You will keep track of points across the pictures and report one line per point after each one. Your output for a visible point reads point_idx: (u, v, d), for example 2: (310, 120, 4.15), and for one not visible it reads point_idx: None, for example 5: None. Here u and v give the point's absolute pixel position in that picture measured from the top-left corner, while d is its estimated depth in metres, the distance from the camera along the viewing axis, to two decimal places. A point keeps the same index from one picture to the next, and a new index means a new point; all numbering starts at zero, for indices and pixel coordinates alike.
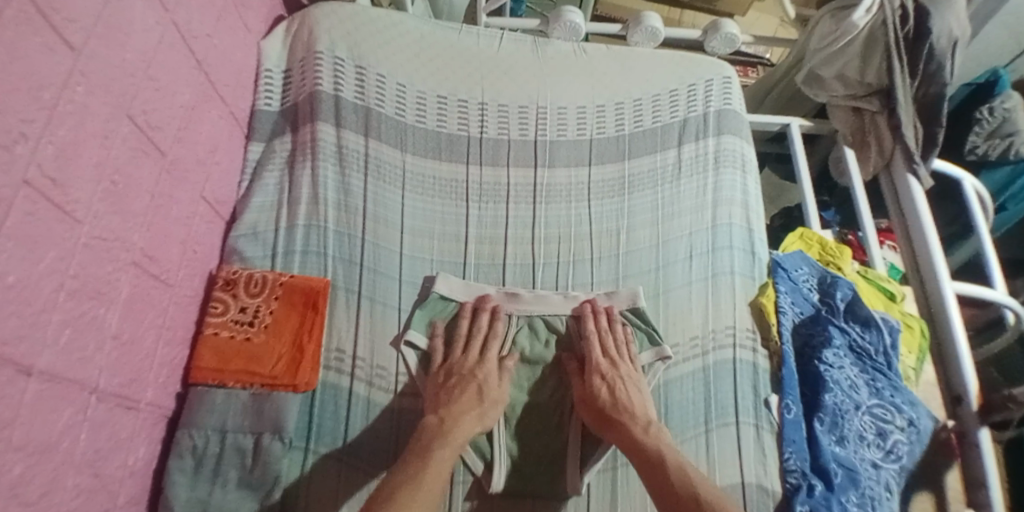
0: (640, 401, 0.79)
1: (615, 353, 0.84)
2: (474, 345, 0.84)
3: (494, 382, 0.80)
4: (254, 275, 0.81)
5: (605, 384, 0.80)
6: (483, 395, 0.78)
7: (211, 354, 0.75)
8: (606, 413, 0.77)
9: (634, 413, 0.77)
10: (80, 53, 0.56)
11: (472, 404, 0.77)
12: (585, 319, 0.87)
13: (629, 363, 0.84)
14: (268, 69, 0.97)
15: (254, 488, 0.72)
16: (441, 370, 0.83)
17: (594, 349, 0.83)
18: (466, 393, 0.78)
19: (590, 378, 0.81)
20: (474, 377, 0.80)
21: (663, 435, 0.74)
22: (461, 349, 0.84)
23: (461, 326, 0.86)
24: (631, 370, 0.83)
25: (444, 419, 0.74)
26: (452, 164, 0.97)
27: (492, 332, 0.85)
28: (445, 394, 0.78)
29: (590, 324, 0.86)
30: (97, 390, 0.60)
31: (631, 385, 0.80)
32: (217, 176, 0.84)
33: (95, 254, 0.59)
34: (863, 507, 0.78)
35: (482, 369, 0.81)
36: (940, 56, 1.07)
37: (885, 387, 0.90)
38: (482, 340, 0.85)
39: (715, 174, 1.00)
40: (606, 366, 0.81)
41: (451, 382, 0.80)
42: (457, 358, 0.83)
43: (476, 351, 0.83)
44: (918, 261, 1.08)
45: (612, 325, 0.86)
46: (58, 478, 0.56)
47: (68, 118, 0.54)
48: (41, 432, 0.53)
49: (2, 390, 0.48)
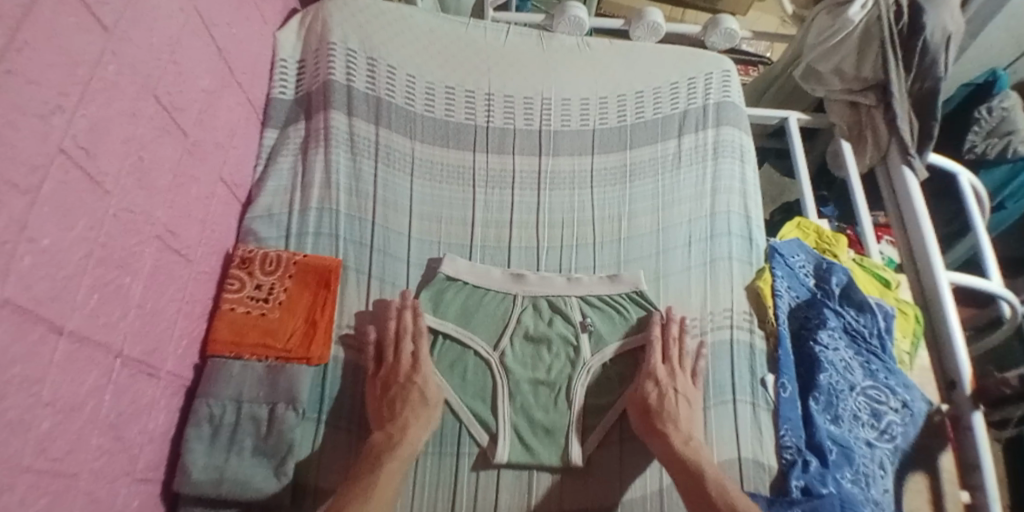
0: (687, 413, 0.79)
1: (676, 362, 0.83)
2: (405, 345, 0.81)
3: (432, 384, 0.79)
4: (269, 254, 0.84)
5: (657, 390, 0.80)
6: (426, 399, 0.77)
7: (227, 327, 0.79)
8: (652, 419, 0.78)
9: (678, 424, 0.77)
10: (112, 33, 0.59)
11: (416, 412, 0.76)
12: (651, 325, 0.87)
13: (687, 374, 0.83)
14: (283, 59, 1.01)
15: (268, 455, 0.74)
16: (377, 380, 0.80)
17: (655, 354, 0.83)
18: (408, 403, 0.76)
19: (645, 382, 0.81)
20: (413, 384, 0.78)
21: (702, 450, 0.74)
22: (392, 352, 0.81)
23: (387, 328, 0.82)
24: (688, 383, 0.82)
25: (392, 434, 0.74)
26: (460, 151, 1.00)
27: (418, 331, 0.82)
28: (388, 409, 0.76)
29: (657, 330, 0.86)
30: (121, 355, 0.63)
31: (682, 396, 0.80)
32: (234, 160, 0.88)
33: (122, 226, 0.62)
34: (857, 483, 0.82)
35: (419, 374, 0.79)
36: (934, 50, 1.10)
37: (879, 369, 0.92)
38: (408, 340, 0.81)
39: (714, 163, 1.03)
40: (662, 374, 0.82)
41: (391, 394, 0.78)
42: (388, 362, 0.80)
43: (408, 352, 0.81)
44: (914, 251, 1.10)
45: (681, 334, 0.86)
46: (83, 437, 0.58)
47: (100, 95, 0.57)
48: (69, 391, 0.56)
49: (35, 347, 0.51)
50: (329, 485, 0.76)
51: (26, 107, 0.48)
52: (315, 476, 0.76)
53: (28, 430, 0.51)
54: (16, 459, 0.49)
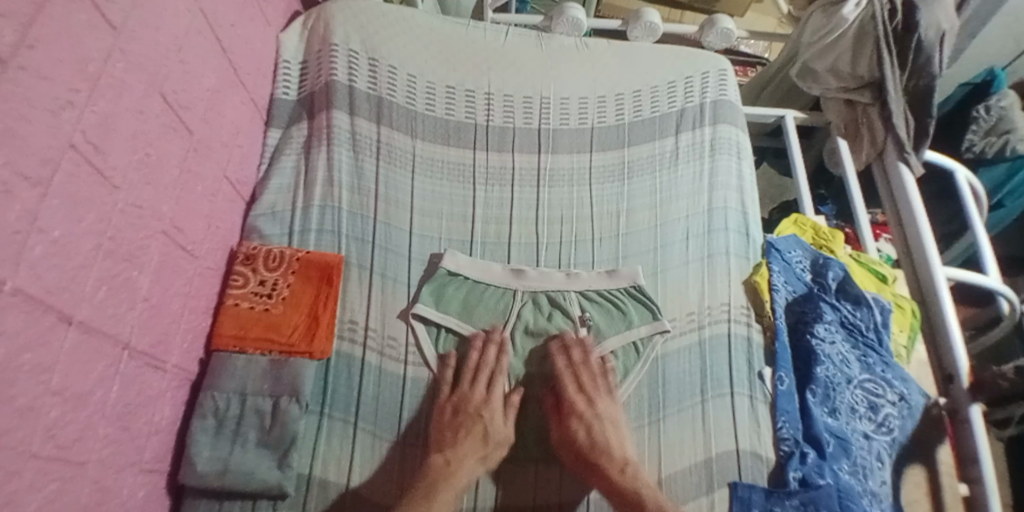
0: (617, 439, 0.79)
1: (591, 389, 0.82)
2: (481, 379, 0.82)
3: (498, 421, 0.79)
4: (273, 250, 0.86)
5: (582, 425, 0.79)
6: (488, 436, 0.78)
7: (231, 321, 0.80)
8: (584, 455, 0.77)
9: (612, 454, 0.77)
10: (120, 32, 0.61)
11: (476, 447, 0.77)
12: (554, 355, 0.86)
13: (606, 399, 0.83)
14: (286, 60, 1.03)
15: (272, 447, 0.75)
16: (449, 403, 0.81)
17: (569, 384, 0.83)
18: (471, 435, 0.77)
19: (567, 419, 0.80)
20: (481, 417, 0.79)
21: (639, 474, 0.75)
22: (468, 383, 0.82)
23: (470, 357, 0.85)
24: (609, 407, 0.82)
25: (449, 461, 0.75)
26: (461, 149, 1.02)
27: (498, 367, 0.84)
28: (450, 435, 0.78)
29: (562, 360, 0.85)
30: (128, 346, 0.64)
31: (606, 422, 0.80)
32: (238, 158, 0.89)
33: (129, 219, 0.63)
34: (855, 475, 0.83)
35: (488, 410, 0.80)
36: (928, 48, 1.11)
37: (876, 362, 0.93)
38: (488, 373, 0.83)
39: (711, 160, 1.04)
40: (583, 406, 0.81)
41: (456, 421, 0.79)
42: (464, 392, 0.82)
43: (483, 386, 0.82)
44: (910, 247, 1.11)
45: (585, 358, 0.86)
46: (91, 426, 0.59)
47: (108, 91, 0.59)
48: (78, 380, 0.57)
49: (46, 336, 0.52)
50: (334, 479, 0.76)
51: (38, 102, 0.50)
52: (320, 470, 0.77)
53: (37, 417, 0.52)
54: (25, 445, 0.50)
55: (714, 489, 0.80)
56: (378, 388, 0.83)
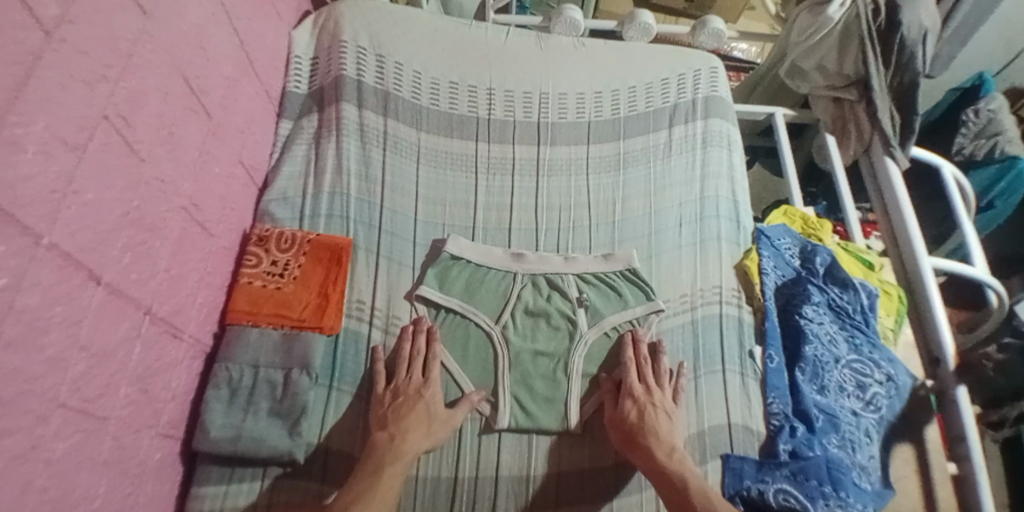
0: (667, 426, 0.80)
1: (652, 380, 0.85)
2: (416, 366, 0.84)
3: (438, 403, 0.82)
4: (284, 233, 0.90)
5: (635, 406, 0.81)
6: (430, 414, 0.80)
7: (245, 299, 0.84)
8: (632, 435, 0.79)
9: (660, 436, 0.79)
10: (149, 16, 0.66)
11: (419, 423, 0.78)
12: (626, 345, 0.89)
13: (664, 391, 0.85)
14: (298, 55, 1.09)
15: (283, 416, 0.79)
16: (387, 390, 0.82)
17: (630, 373, 0.85)
18: (414, 412, 0.79)
19: (624, 401, 0.83)
20: (421, 398, 0.81)
21: (685, 461, 0.77)
22: (404, 371, 0.84)
23: (403, 348, 0.86)
24: (665, 399, 0.84)
25: (394, 436, 0.76)
26: (463, 141, 1.07)
27: (431, 354, 0.86)
28: (392, 414, 0.79)
29: (630, 352, 0.88)
30: (149, 312, 0.68)
31: (661, 413, 0.82)
32: (252, 146, 0.94)
33: (153, 192, 0.68)
34: (843, 448, 0.86)
35: (429, 390, 0.82)
36: (911, 46, 1.16)
37: (863, 343, 0.97)
38: (422, 361, 0.85)
39: (703, 152, 1.09)
40: (640, 392, 0.83)
41: (396, 404, 0.80)
42: (400, 379, 0.83)
43: (419, 373, 0.84)
44: (897, 237, 1.15)
45: (654, 354, 0.88)
46: (113, 384, 0.63)
47: (137, 70, 0.64)
48: (104, 338, 0.61)
49: (76, 292, 0.56)
50: (339, 446, 0.80)
51: (76, 73, 0.54)
52: (327, 439, 0.80)
53: (66, 368, 0.56)
54: (53, 394, 0.54)
55: (706, 462, 0.84)
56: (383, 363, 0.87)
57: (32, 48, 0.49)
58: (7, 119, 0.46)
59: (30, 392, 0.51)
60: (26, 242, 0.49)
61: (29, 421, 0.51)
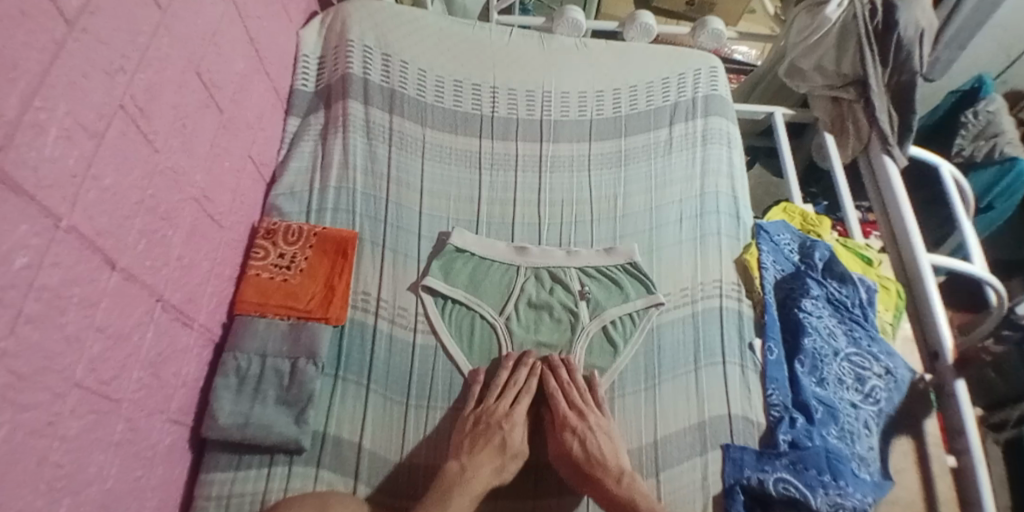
0: (612, 451, 0.80)
1: (581, 403, 0.83)
2: (508, 394, 0.84)
3: (518, 436, 0.81)
4: (292, 226, 0.92)
5: (576, 438, 0.80)
6: (506, 447, 0.79)
7: (253, 290, 0.86)
8: (582, 467, 0.78)
9: (607, 464, 0.78)
10: (166, 11, 0.68)
11: (491, 457, 0.78)
12: (542, 376, 0.87)
13: (597, 411, 0.84)
14: (305, 55, 1.11)
15: (290, 405, 0.80)
16: (472, 414, 0.83)
17: (559, 401, 0.84)
18: (490, 445, 0.78)
19: (562, 434, 0.81)
20: (501, 429, 0.80)
21: (635, 485, 0.76)
22: (494, 398, 0.84)
23: (501, 376, 0.86)
24: (600, 419, 0.83)
25: (465, 467, 0.76)
26: (468, 138, 1.08)
27: (526, 386, 0.85)
28: (469, 443, 0.79)
29: (551, 382, 0.86)
30: (161, 299, 0.70)
31: (601, 434, 0.81)
32: (261, 141, 0.96)
33: (167, 182, 0.70)
34: (843, 439, 0.87)
35: (509, 421, 0.81)
36: (908, 45, 1.18)
37: (862, 336, 0.98)
38: (515, 391, 0.84)
39: (703, 149, 1.10)
40: (575, 420, 0.82)
41: (477, 430, 0.80)
42: (489, 404, 0.83)
43: (509, 401, 0.83)
44: (895, 233, 1.17)
45: (572, 376, 0.87)
46: (127, 367, 0.65)
47: (154, 63, 0.66)
48: (119, 320, 0.63)
49: (93, 274, 0.58)
50: (346, 435, 0.81)
51: (96, 62, 0.56)
52: (335, 427, 0.81)
53: (82, 348, 0.57)
54: (69, 372, 0.56)
55: (707, 452, 0.85)
56: (389, 353, 0.88)
57: (56, 36, 0.51)
58: (31, 104, 0.48)
59: (47, 369, 0.53)
60: (47, 223, 0.51)
61: (46, 398, 0.53)
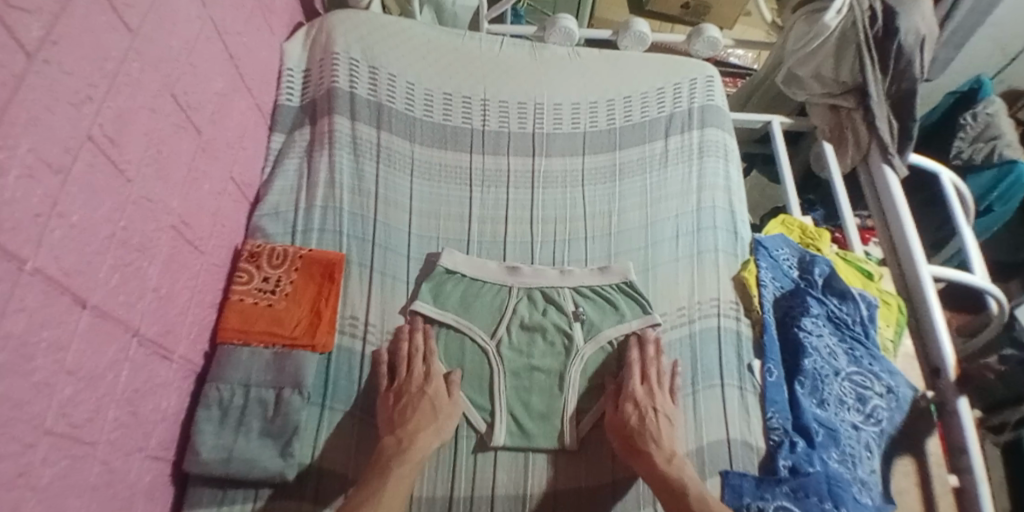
0: (668, 432, 0.80)
1: (654, 381, 0.85)
2: (417, 363, 0.84)
3: (444, 396, 0.82)
4: (276, 248, 0.89)
5: (636, 411, 0.81)
6: (437, 409, 0.80)
7: (236, 317, 0.83)
8: (632, 440, 0.79)
9: (660, 442, 0.78)
10: (136, 34, 0.65)
11: (427, 419, 0.79)
12: (630, 347, 0.89)
13: (665, 393, 0.85)
14: (289, 68, 1.08)
15: (274, 437, 0.78)
16: (390, 392, 0.82)
17: (633, 376, 0.85)
18: (419, 410, 0.79)
19: (624, 405, 0.82)
20: (425, 394, 0.81)
21: (685, 466, 0.76)
22: (405, 370, 0.84)
23: (401, 348, 0.86)
24: (666, 402, 0.84)
25: (401, 439, 0.76)
26: (457, 153, 1.06)
27: (428, 351, 0.86)
28: (399, 414, 0.79)
29: (635, 352, 0.88)
30: (137, 334, 0.67)
31: (662, 415, 0.81)
32: (243, 160, 0.93)
33: (141, 212, 0.67)
34: (843, 463, 0.85)
35: (431, 386, 0.82)
36: (908, 52, 1.15)
37: (863, 355, 0.96)
38: (421, 359, 0.85)
39: (700, 162, 1.08)
40: (641, 395, 0.82)
41: (401, 404, 0.80)
42: (403, 378, 0.83)
43: (420, 368, 0.84)
44: (896, 246, 1.14)
45: (656, 354, 0.88)
46: (101, 407, 0.62)
47: (124, 89, 0.63)
48: (91, 361, 0.60)
49: (62, 316, 0.55)
50: (333, 468, 0.78)
51: (61, 93, 0.53)
52: (321, 460, 0.79)
53: (52, 393, 0.54)
54: (39, 420, 0.53)
55: (705, 477, 0.82)
56: (378, 381, 0.85)
57: (16, 70, 0.48)
58: None
59: (17, 419, 0.50)
60: (11, 267, 0.48)
61: (16, 449, 0.50)
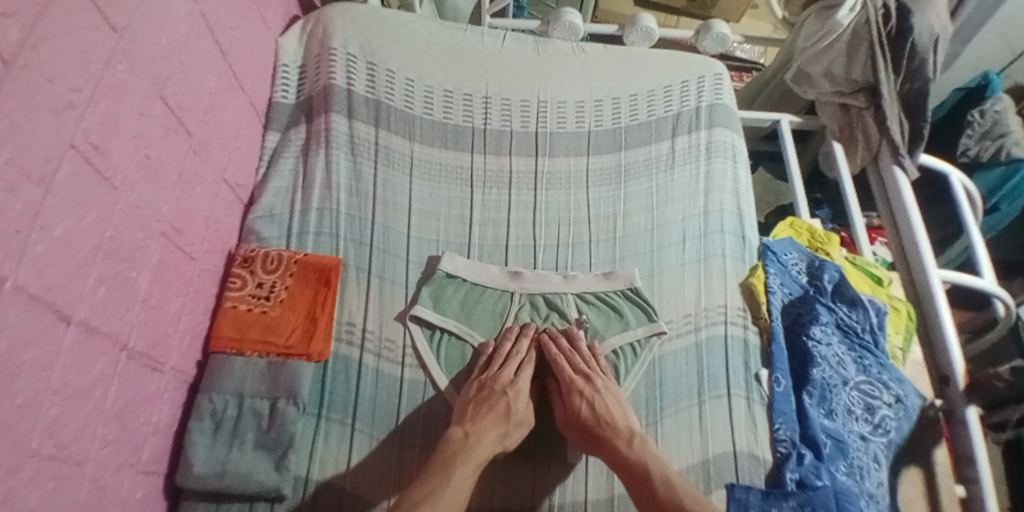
0: (619, 411, 0.79)
1: (587, 369, 0.83)
2: (511, 364, 0.83)
3: (521, 402, 0.80)
4: (270, 253, 0.86)
5: (585, 401, 0.80)
6: (510, 414, 0.77)
7: (230, 324, 0.81)
8: (590, 429, 0.78)
9: (615, 425, 0.77)
10: (122, 34, 0.61)
11: (495, 423, 0.76)
12: (544, 346, 0.88)
13: (605, 376, 0.84)
14: (285, 64, 1.04)
15: (269, 449, 0.75)
16: (475, 382, 0.82)
17: (564, 368, 0.83)
18: (494, 410, 0.77)
19: (571, 399, 0.81)
20: (504, 395, 0.79)
21: (647, 445, 0.75)
22: (497, 367, 0.83)
23: (505, 345, 0.86)
24: (607, 382, 0.83)
25: (469, 434, 0.74)
26: (459, 153, 1.03)
27: (527, 358, 0.85)
28: (473, 410, 0.77)
29: (553, 349, 0.86)
30: (126, 347, 0.64)
31: (609, 397, 0.81)
32: (237, 161, 0.90)
33: (129, 219, 0.64)
34: (852, 476, 0.83)
35: (514, 388, 0.80)
36: (922, 52, 1.12)
37: (872, 364, 0.94)
38: (518, 362, 0.84)
39: (707, 163, 1.05)
40: (581, 384, 0.81)
41: (481, 396, 0.79)
42: (492, 373, 0.82)
43: (512, 369, 0.82)
44: (905, 249, 1.12)
45: (574, 345, 0.87)
46: (89, 425, 0.59)
47: (110, 92, 0.59)
48: (77, 378, 0.57)
49: (46, 333, 0.52)
50: (332, 480, 0.76)
51: (41, 100, 0.50)
52: (319, 473, 0.76)
53: (37, 414, 0.52)
54: (25, 442, 0.50)
55: (711, 491, 0.80)
56: (376, 390, 0.83)
57: None
58: None
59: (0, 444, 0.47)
60: None
61: None
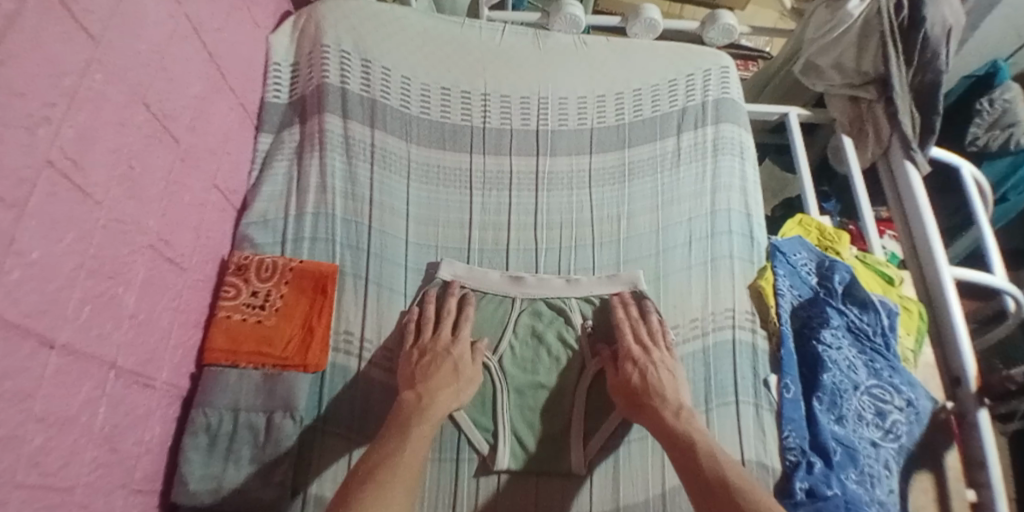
0: (672, 385, 0.78)
1: (648, 340, 0.83)
2: (446, 326, 0.84)
3: (467, 360, 0.80)
4: (265, 260, 0.83)
5: (637, 369, 0.79)
6: (458, 371, 0.79)
7: (223, 336, 0.78)
8: (637, 397, 0.77)
9: (665, 397, 0.76)
10: (98, 42, 0.58)
11: (449, 380, 0.77)
12: (614, 308, 0.88)
13: (662, 348, 0.83)
14: (276, 63, 1.01)
15: (265, 464, 0.74)
16: (414, 348, 0.81)
17: (626, 335, 0.83)
18: (442, 370, 0.78)
19: (624, 364, 0.80)
20: (449, 354, 0.80)
21: (694, 420, 0.73)
22: (430, 331, 0.83)
23: (431, 305, 0.86)
24: (665, 355, 0.82)
25: (422, 395, 0.74)
26: (457, 153, 1.00)
27: (464, 315, 0.85)
28: (421, 372, 0.77)
29: (620, 313, 0.86)
30: (114, 366, 0.62)
31: (664, 369, 0.79)
32: (228, 166, 0.87)
33: (113, 235, 0.61)
34: (862, 484, 0.80)
35: (457, 348, 0.81)
36: (934, 43, 1.08)
37: (883, 368, 0.91)
38: (453, 320, 0.84)
39: (714, 160, 1.02)
40: (638, 353, 0.81)
41: (423, 362, 0.79)
42: (428, 338, 0.82)
43: (448, 332, 0.83)
44: (916, 247, 1.09)
45: (643, 315, 0.87)
46: (77, 450, 0.57)
47: (86, 105, 0.56)
48: (62, 405, 0.55)
49: (26, 362, 0.50)
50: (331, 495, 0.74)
51: (12, 118, 0.47)
52: (317, 486, 0.75)
53: (21, 445, 0.49)
54: (9, 475, 0.48)
55: None
56: (372, 399, 0.81)
57: None
58: None
59: None
60: None
61: None
